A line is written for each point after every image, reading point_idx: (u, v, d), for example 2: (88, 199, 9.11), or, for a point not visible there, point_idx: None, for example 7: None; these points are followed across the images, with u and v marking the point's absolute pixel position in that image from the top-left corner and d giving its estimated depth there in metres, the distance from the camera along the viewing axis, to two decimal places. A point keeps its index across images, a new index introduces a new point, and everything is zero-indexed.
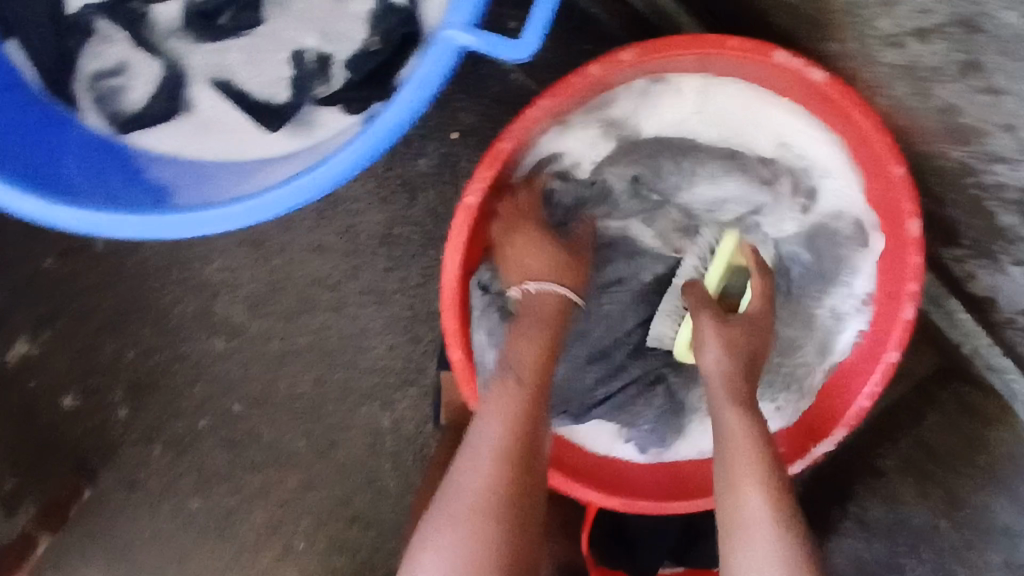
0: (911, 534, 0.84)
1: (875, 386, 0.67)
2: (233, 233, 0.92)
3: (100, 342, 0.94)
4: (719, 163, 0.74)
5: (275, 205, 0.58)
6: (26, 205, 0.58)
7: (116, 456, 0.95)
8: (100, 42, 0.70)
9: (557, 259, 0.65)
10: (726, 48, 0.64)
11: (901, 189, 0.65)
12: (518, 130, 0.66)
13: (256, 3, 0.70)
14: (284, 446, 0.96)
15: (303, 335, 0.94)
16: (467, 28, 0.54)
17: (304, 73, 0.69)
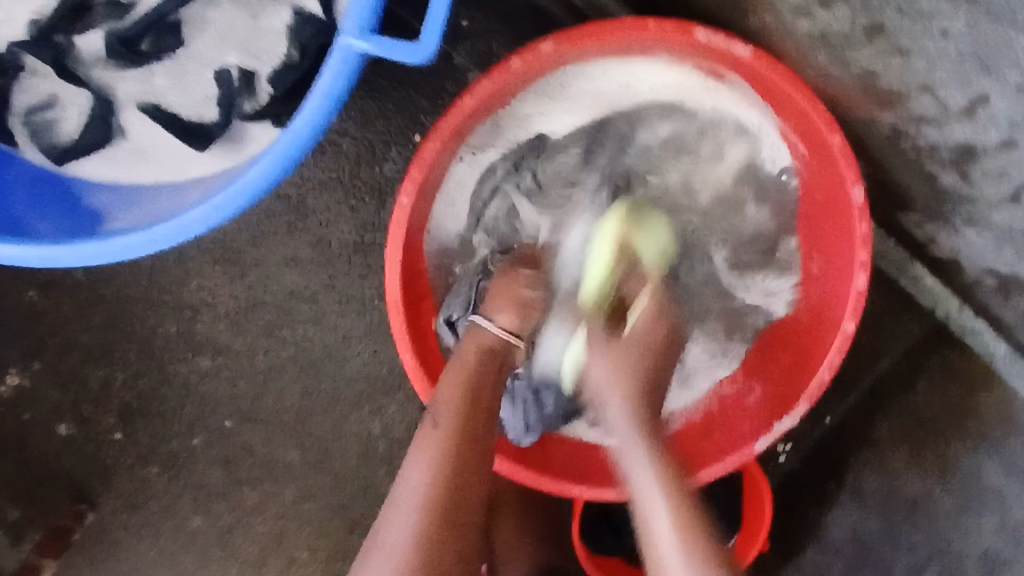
0: (905, 502, 0.85)
1: (836, 356, 0.66)
2: (207, 253, 0.92)
3: (87, 370, 0.95)
4: (646, 137, 0.78)
5: (198, 223, 0.60)
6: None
7: (114, 481, 0.97)
8: (28, 77, 0.70)
9: (513, 297, 0.70)
10: (647, 31, 0.65)
11: (840, 158, 0.64)
12: (445, 130, 0.67)
13: (176, 26, 0.70)
14: (279, 459, 0.97)
15: (287, 349, 0.94)
16: (364, 36, 0.55)
17: (229, 90, 0.69)
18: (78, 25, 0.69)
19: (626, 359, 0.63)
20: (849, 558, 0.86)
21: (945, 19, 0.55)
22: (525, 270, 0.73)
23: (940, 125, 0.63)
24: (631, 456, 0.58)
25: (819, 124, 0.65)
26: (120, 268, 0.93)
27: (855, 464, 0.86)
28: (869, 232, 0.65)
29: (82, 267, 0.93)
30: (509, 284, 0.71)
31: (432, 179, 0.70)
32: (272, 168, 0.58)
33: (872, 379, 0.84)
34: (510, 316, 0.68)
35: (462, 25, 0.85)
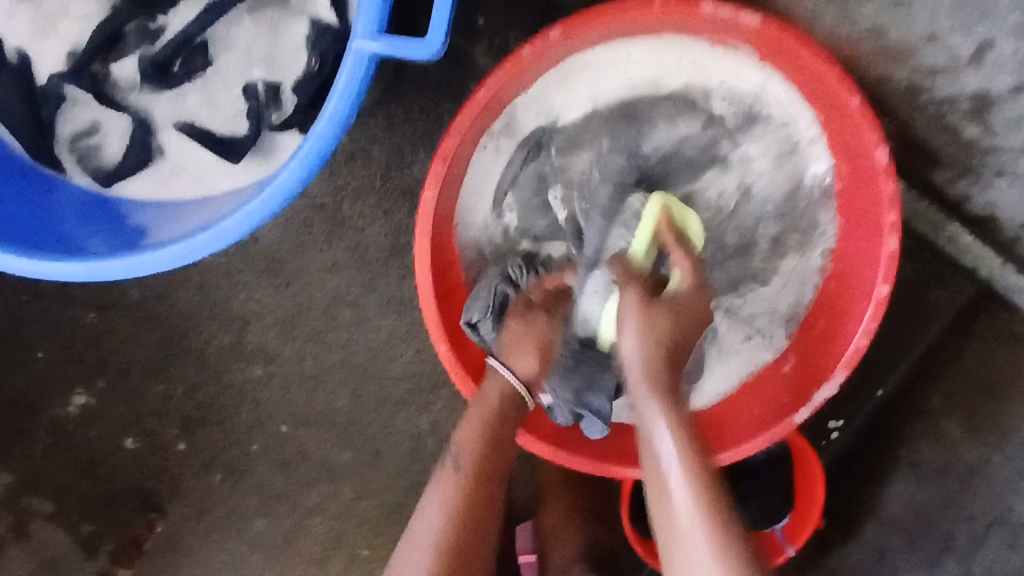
0: (963, 469, 0.83)
1: (870, 321, 0.66)
2: (253, 265, 0.96)
3: (149, 384, 1.00)
4: (662, 126, 0.76)
5: (234, 230, 0.63)
6: (15, 264, 0.64)
7: (181, 488, 1.01)
8: (70, 106, 0.74)
9: (539, 342, 0.67)
10: (653, 9, 0.65)
11: (862, 119, 0.64)
12: (462, 125, 0.69)
13: (201, 47, 0.73)
14: (333, 460, 1.00)
15: (334, 352, 0.98)
16: (374, 35, 0.58)
17: (257, 104, 0.73)
18: (112, 55, 0.74)
19: (658, 322, 0.61)
20: (909, 529, 0.84)
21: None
22: (543, 314, 0.70)
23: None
24: (647, 408, 0.57)
25: (836, 87, 0.64)
26: (173, 285, 0.98)
27: (910, 433, 0.84)
28: (896, 191, 0.64)
29: (137, 286, 0.98)
30: (533, 330, 0.68)
31: (455, 169, 0.72)
32: (298, 171, 0.61)
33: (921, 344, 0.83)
34: (534, 359, 0.66)
35: (479, 23, 0.87)
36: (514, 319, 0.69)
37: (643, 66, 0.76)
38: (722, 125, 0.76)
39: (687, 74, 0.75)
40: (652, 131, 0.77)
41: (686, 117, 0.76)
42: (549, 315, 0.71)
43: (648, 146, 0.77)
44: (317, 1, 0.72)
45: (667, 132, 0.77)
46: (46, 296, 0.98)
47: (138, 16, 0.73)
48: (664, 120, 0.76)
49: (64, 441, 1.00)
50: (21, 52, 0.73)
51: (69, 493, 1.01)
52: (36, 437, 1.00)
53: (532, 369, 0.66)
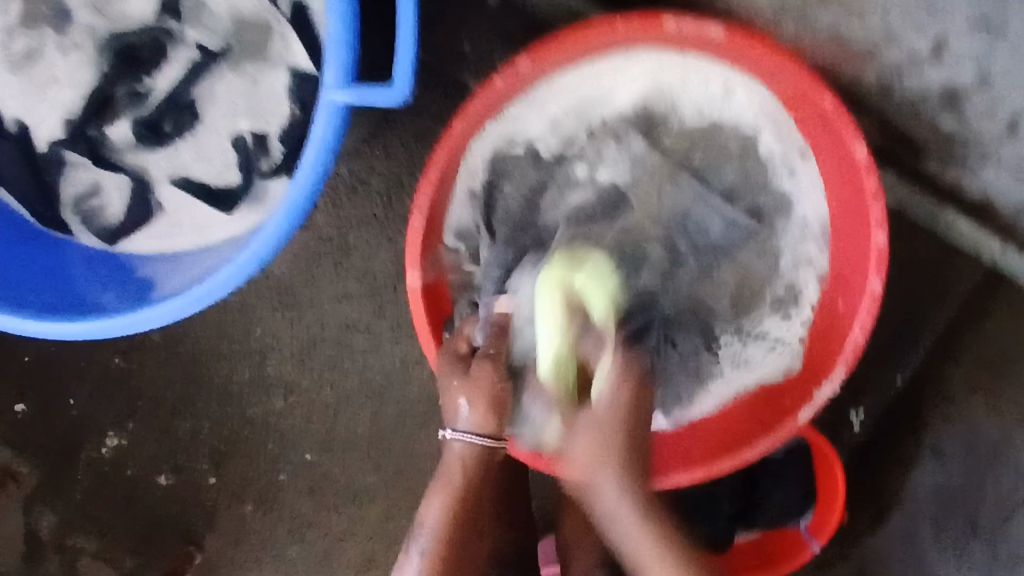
0: (987, 454, 0.83)
1: (866, 318, 0.66)
2: (266, 301, 0.99)
3: (177, 423, 1.03)
4: (611, 151, 0.78)
5: (226, 282, 0.64)
6: (32, 326, 0.66)
7: (215, 521, 1.04)
8: (71, 171, 0.77)
9: (493, 404, 0.66)
10: (617, 32, 0.68)
11: (837, 117, 0.64)
12: (445, 153, 0.71)
13: (188, 103, 0.76)
14: (359, 483, 1.02)
15: (351, 379, 1.00)
16: (342, 85, 0.60)
17: (247, 155, 0.75)
18: (105, 116, 0.76)
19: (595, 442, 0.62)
20: (937, 519, 0.84)
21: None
22: (484, 358, 0.68)
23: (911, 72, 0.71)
24: (602, 489, 0.62)
25: (809, 90, 0.66)
26: (192, 327, 1.00)
27: (934, 422, 0.84)
28: (880, 187, 0.64)
29: (158, 330, 1.01)
30: (478, 385, 0.66)
31: (439, 198, 0.74)
32: (283, 220, 0.62)
33: (938, 330, 0.83)
34: (493, 419, 0.66)
35: (465, 47, 0.89)
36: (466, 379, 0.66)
37: (609, 84, 0.77)
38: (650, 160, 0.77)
39: (647, 91, 0.77)
40: (588, 174, 0.78)
41: (615, 155, 0.78)
42: (490, 355, 0.68)
43: (584, 191, 0.78)
44: (293, 48, 0.74)
45: (597, 174, 0.78)
46: (71, 346, 1.02)
47: (125, 79, 0.76)
48: (594, 168, 0.79)
49: (101, 483, 1.04)
50: (21, 121, 0.76)
51: (109, 532, 1.04)
52: (74, 482, 1.04)
53: (490, 426, 0.66)
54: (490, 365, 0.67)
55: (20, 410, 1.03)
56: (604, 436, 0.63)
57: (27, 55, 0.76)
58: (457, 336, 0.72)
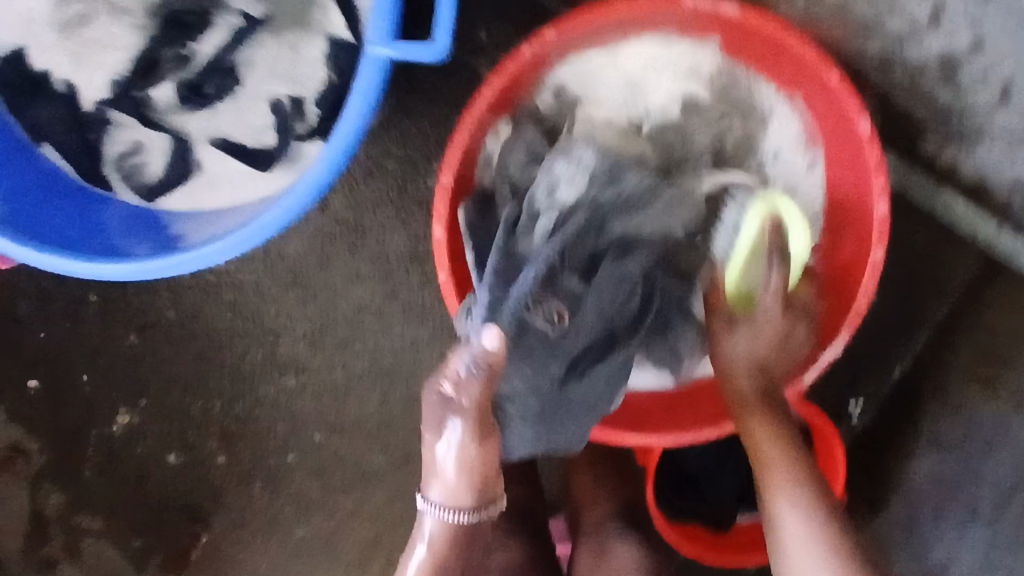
0: (984, 437, 0.86)
1: (868, 285, 0.69)
2: (280, 282, 1.01)
3: (188, 401, 1.05)
4: (560, 166, 0.72)
5: (263, 229, 0.65)
6: (62, 266, 0.68)
7: (224, 500, 1.06)
8: (116, 129, 0.80)
9: (476, 477, 0.66)
10: (636, 5, 0.71)
11: (842, 92, 0.67)
12: (472, 116, 0.72)
13: (231, 68, 0.78)
14: (367, 464, 1.05)
15: (362, 360, 1.03)
16: (386, 43, 0.62)
17: (284, 117, 0.78)
18: (150, 79, 0.79)
19: (759, 346, 0.70)
20: (934, 498, 0.88)
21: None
22: (472, 440, 0.64)
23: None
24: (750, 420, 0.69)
25: (815, 65, 0.68)
26: (206, 307, 1.02)
27: (930, 407, 0.87)
28: (881, 158, 0.67)
29: (173, 309, 1.02)
30: (468, 463, 0.65)
31: (466, 164, 0.76)
32: (318, 178, 0.64)
33: (936, 319, 0.86)
34: (474, 479, 0.66)
35: (480, 35, 0.91)
36: (456, 462, 0.64)
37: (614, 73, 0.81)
38: (604, 164, 0.71)
39: (649, 83, 0.81)
40: (545, 199, 0.71)
41: (565, 169, 0.71)
42: (478, 435, 0.64)
43: (548, 219, 0.71)
44: (330, 18, 0.76)
45: (557, 196, 0.71)
46: (85, 324, 1.03)
47: (172, 44, 0.78)
48: (554, 188, 0.71)
49: (111, 459, 1.05)
50: (69, 83, 0.78)
51: (116, 509, 1.06)
52: (85, 458, 1.05)
53: (473, 493, 0.67)
54: (474, 439, 0.63)
55: (34, 386, 1.04)
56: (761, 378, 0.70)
57: (78, 20, 0.77)
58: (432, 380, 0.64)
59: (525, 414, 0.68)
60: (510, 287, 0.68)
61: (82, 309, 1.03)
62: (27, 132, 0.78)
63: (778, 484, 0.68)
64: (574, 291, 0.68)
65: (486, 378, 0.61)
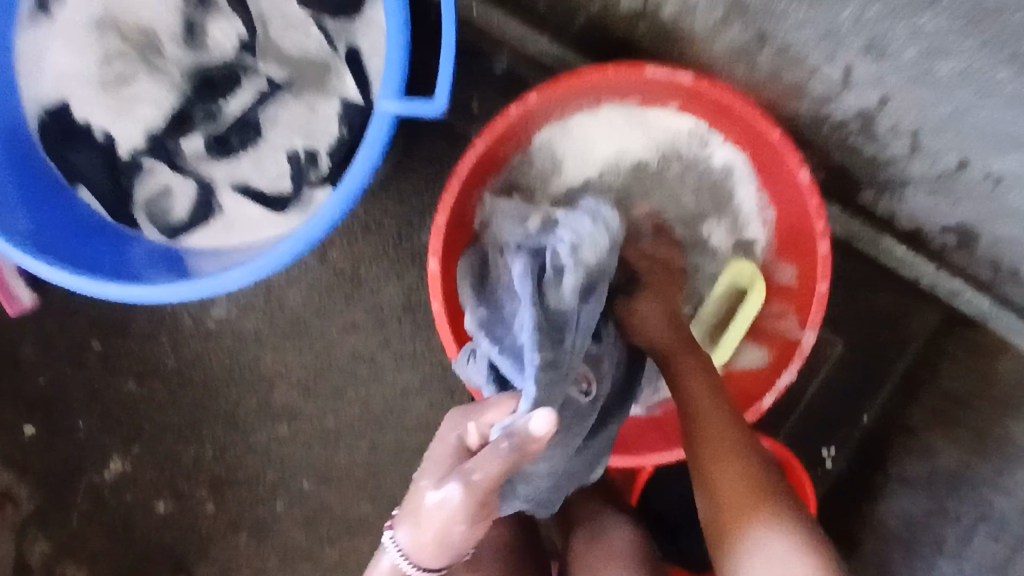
0: (949, 478, 0.90)
1: (817, 316, 0.75)
2: (279, 330, 1.05)
3: (180, 447, 1.07)
4: (584, 221, 0.75)
5: (281, 256, 0.70)
6: (71, 280, 0.72)
7: (209, 549, 1.07)
8: (147, 175, 0.86)
9: (448, 543, 0.60)
10: (607, 74, 0.76)
11: (784, 148, 0.74)
12: (467, 165, 0.78)
13: (255, 123, 0.85)
14: (354, 514, 1.07)
15: (353, 407, 1.06)
16: (394, 99, 0.69)
17: (299, 167, 0.84)
18: (182, 131, 0.86)
19: (648, 308, 0.77)
20: (902, 538, 0.91)
21: (797, 14, 0.64)
22: (461, 516, 0.58)
23: (836, 100, 0.71)
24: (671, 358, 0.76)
25: (760, 125, 0.75)
26: (204, 355, 1.06)
27: (894, 449, 0.92)
28: (821, 204, 0.75)
29: (173, 355, 1.06)
30: (441, 526, 0.59)
31: (459, 209, 0.82)
32: (330, 214, 0.69)
33: (902, 369, 0.92)
34: (445, 545, 0.61)
35: (473, 106, 0.99)
36: (437, 522, 0.59)
37: (598, 132, 0.88)
38: (617, 233, 0.76)
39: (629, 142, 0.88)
40: (571, 256, 0.72)
41: (587, 226, 0.75)
42: (471, 514, 0.58)
43: (575, 272, 0.71)
44: (345, 83, 0.83)
45: (580, 254, 0.73)
46: (85, 370, 1.06)
47: (205, 103, 0.86)
48: (577, 246, 0.73)
49: (100, 506, 1.06)
50: (107, 131, 0.85)
51: (101, 557, 1.06)
52: (74, 504, 1.06)
53: (438, 552, 0.62)
54: (461, 514, 0.57)
55: (29, 430, 1.06)
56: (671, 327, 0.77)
57: (121, 78, 0.85)
58: (477, 421, 0.62)
59: (529, 493, 0.70)
60: (563, 351, 0.69)
61: (82, 355, 1.06)
62: (66, 176, 0.85)
63: (697, 411, 0.71)
64: (594, 356, 0.76)
65: (515, 459, 0.55)
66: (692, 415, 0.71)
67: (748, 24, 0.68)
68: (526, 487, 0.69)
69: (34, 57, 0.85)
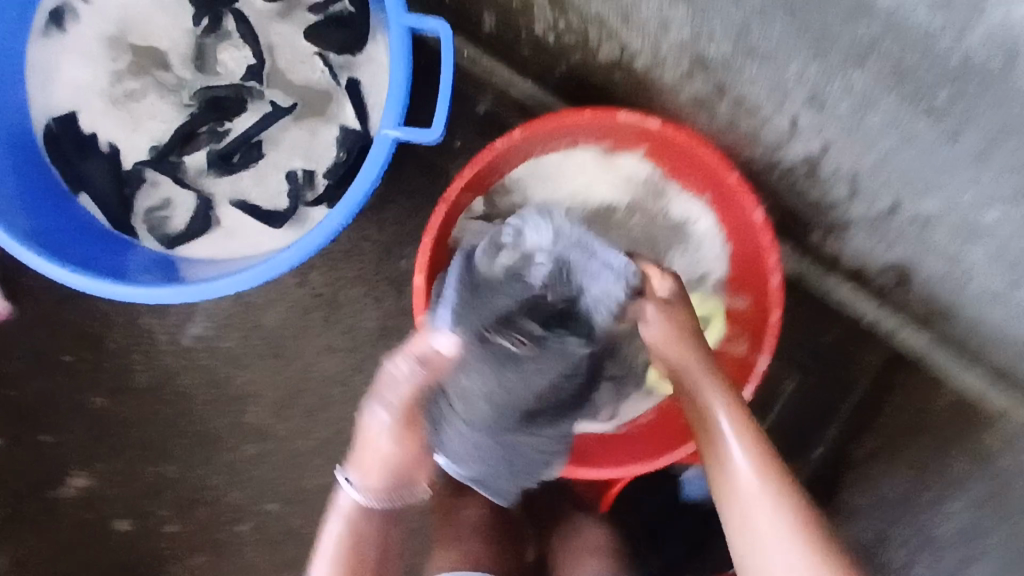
0: (893, 507, 0.94)
1: (770, 343, 0.81)
2: (255, 350, 1.07)
3: (146, 466, 1.07)
4: (536, 216, 0.75)
5: (284, 262, 0.73)
6: (75, 279, 0.75)
7: (169, 573, 1.06)
8: (149, 187, 0.89)
9: (390, 460, 0.74)
10: (582, 116, 0.82)
11: (740, 189, 0.81)
12: (452, 193, 0.83)
13: (257, 143, 0.88)
14: (319, 538, 1.07)
15: (325, 429, 1.07)
16: (395, 126, 0.74)
17: (296, 186, 0.88)
18: (187, 148, 0.89)
19: (676, 323, 0.72)
20: None
21: (749, 70, 0.68)
22: (393, 425, 0.72)
23: (786, 147, 0.77)
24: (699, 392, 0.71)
25: (717, 166, 0.82)
26: (177, 372, 1.07)
27: (842, 480, 0.97)
28: (773, 241, 0.81)
29: (144, 372, 1.06)
30: (383, 441, 0.73)
31: (444, 234, 0.87)
32: (330, 227, 0.73)
33: (850, 404, 0.97)
34: (386, 463, 0.74)
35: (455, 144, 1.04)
36: (378, 436, 0.72)
37: (573, 169, 0.94)
38: (573, 234, 0.73)
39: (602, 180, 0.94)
40: (513, 238, 0.73)
41: (537, 221, 0.74)
42: (400, 424, 0.72)
43: (510, 253, 0.72)
44: (345, 112, 0.88)
45: (523, 238, 0.72)
46: (53, 386, 1.06)
47: (210, 122, 0.88)
48: (519, 232, 0.73)
49: (60, 524, 1.06)
50: (112, 143, 0.88)
51: None
52: (33, 522, 1.05)
53: (379, 475, 0.75)
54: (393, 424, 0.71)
55: None
56: (703, 358, 0.72)
57: (130, 94, 0.89)
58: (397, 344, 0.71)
59: (464, 418, 0.68)
60: (484, 303, 0.68)
61: (52, 369, 1.06)
62: (70, 183, 0.88)
63: (731, 458, 0.69)
64: (537, 331, 0.67)
65: (426, 371, 0.68)
66: (724, 461, 0.69)
67: (709, 76, 0.73)
68: (457, 415, 0.68)
69: (46, 67, 0.88)
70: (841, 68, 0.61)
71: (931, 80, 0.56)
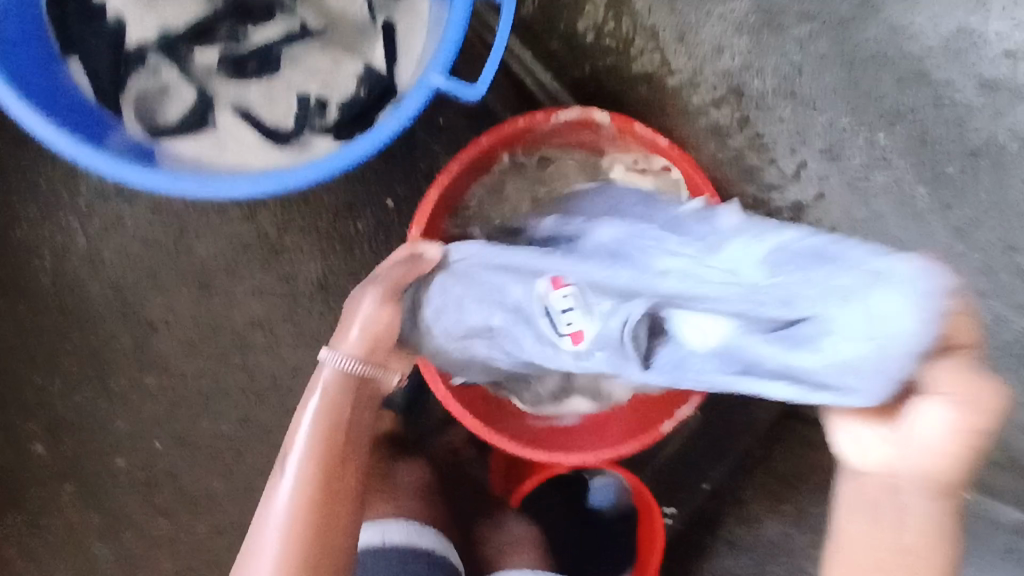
0: (767, 548, 1.02)
1: None
2: (180, 277, 1.00)
3: (28, 376, 0.99)
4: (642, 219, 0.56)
5: (290, 180, 0.70)
6: (61, 144, 0.69)
7: (25, 497, 1.00)
8: (148, 70, 0.84)
9: (376, 342, 0.64)
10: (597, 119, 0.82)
11: None
12: (465, 157, 0.82)
13: (277, 56, 0.85)
14: (198, 489, 1.01)
15: (234, 374, 1.01)
16: (440, 74, 0.71)
17: (307, 112, 0.84)
18: (200, 41, 0.85)
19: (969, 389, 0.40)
20: None
21: (781, 110, 0.77)
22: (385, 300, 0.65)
23: (781, 189, 0.81)
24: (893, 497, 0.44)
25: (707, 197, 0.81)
26: (88, 282, 0.99)
27: (726, 516, 1.04)
28: None
29: (49, 274, 0.98)
30: (370, 321, 0.64)
31: (450, 195, 0.85)
32: (347, 156, 0.70)
33: (742, 447, 1.03)
34: (373, 344, 0.64)
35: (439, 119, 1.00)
36: (363, 314, 0.64)
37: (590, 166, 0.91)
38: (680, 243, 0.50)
39: None
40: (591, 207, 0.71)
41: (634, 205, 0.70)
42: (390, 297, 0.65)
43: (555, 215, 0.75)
44: (375, 51, 0.85)
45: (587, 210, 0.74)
46: None
47: (232, 22, 0.85)
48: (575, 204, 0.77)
49: None
50: (119, 16, 0.82)
51: None
52: None
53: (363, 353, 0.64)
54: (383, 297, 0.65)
55: None
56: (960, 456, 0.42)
57: None
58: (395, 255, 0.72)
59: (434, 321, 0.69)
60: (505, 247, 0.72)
61: None
62: (60, 45, 0.81)
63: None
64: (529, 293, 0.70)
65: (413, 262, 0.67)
66: None
67: (737, 106, 0.79)
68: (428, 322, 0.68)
69: None
70: (865, 124, 0.69)
71: (945, 151, 0.65)
